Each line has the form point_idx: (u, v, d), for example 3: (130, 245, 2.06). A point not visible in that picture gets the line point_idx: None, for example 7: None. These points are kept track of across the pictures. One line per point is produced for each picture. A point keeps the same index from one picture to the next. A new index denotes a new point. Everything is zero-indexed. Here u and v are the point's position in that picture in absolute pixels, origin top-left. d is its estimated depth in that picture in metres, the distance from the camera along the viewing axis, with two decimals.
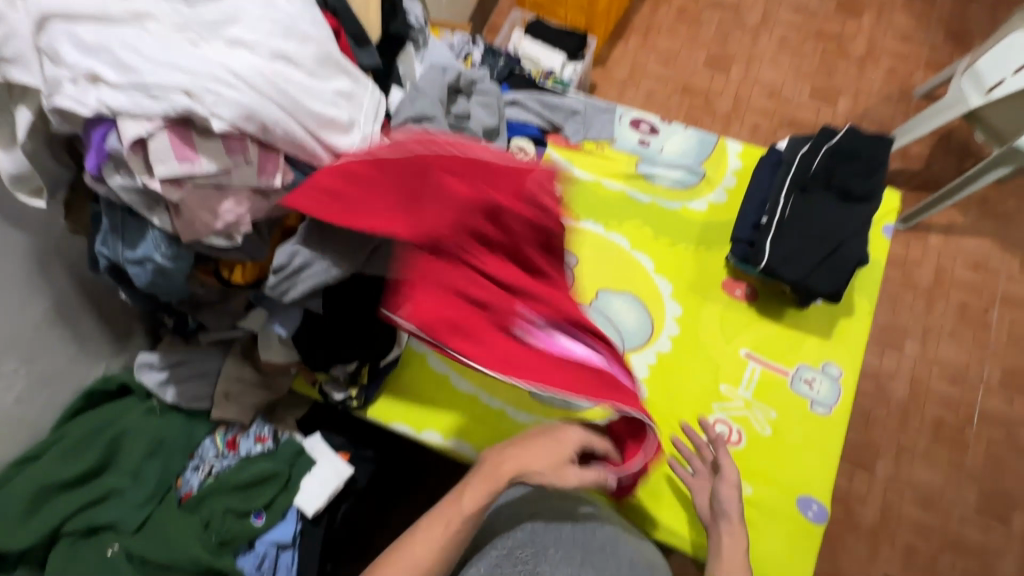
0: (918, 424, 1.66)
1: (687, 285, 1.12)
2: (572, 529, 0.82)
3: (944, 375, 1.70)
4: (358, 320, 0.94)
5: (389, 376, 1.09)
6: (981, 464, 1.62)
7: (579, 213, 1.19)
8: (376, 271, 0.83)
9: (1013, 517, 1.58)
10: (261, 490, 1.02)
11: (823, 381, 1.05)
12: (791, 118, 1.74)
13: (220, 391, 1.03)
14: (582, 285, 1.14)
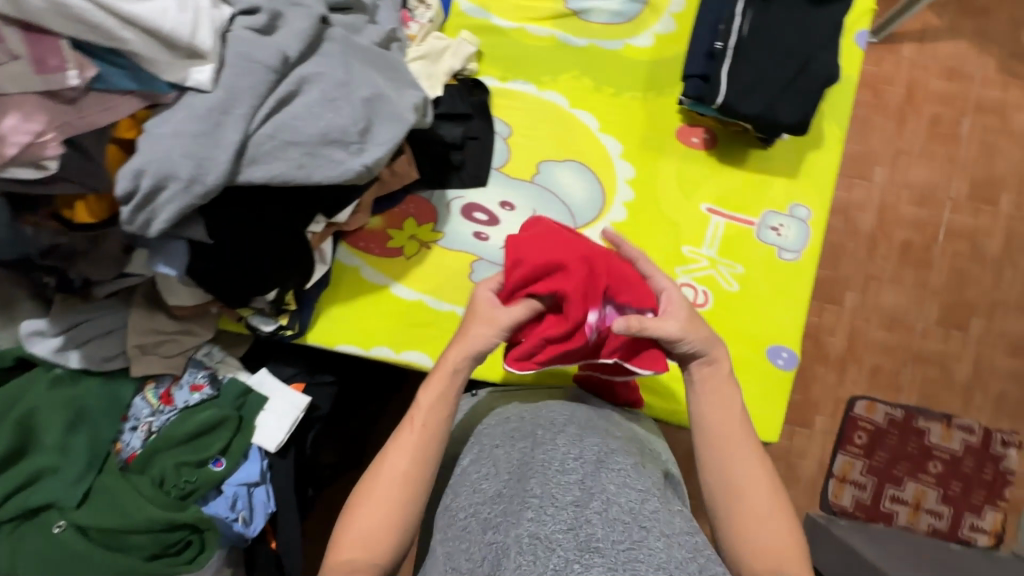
0: (886, 250, 1.64)
1: (638, 141, 0.98)
2: (539, 434, 0.73)
3: (912, 197, 1.65)
4: (261, 243, 0.79)
5: (322, 297, 0.98)
6: (945, 279, 1.64)
7: (505, 72, 1.00)
8: (254, 180, 0.67)
9: (971, 324, 1.63)
10: (213, 437, 0.95)
11: (792, 225, 0.96)
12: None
13: (133, 347, 0.92)
14: (520, 160, 0.99)
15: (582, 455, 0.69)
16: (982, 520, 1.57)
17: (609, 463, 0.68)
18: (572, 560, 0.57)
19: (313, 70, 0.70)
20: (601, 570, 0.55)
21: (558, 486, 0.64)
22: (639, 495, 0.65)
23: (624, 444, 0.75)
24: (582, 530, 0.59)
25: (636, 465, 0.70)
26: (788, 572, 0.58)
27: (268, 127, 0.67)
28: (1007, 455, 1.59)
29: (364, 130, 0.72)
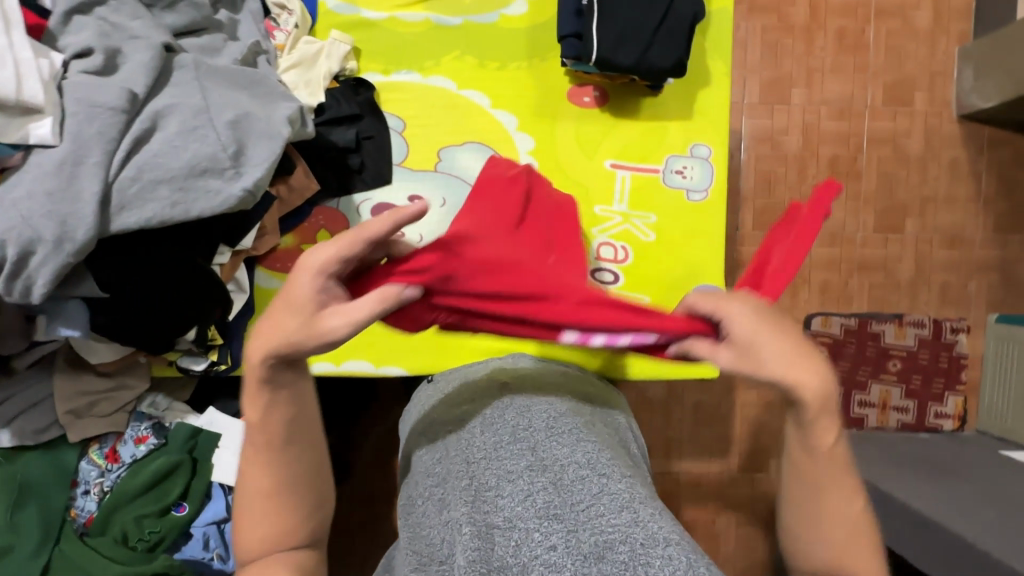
0: (815, 170, 1.68)
1: (532, 111, 0.98)
2: (485, 412, 0.72)
3: (832, 113, 1.68)
4: (164, 285, 0.78)
5: (250, 325, 0.96)
6: (875, 186, 1.69)
7: (387, 66, 0.98)
8: (129, 227, 0.66)
9: (906, 224, 1.69)
10: (169, 485, 0.94)
11: (695, 166, 0.98)
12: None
13: (66, 414, 0.90)
14: (419, 151, 0.98)
15: (529, 423, 0.67)
16: (944, 405, 1.66)
17: (559, 425, 0.67)
18: (532, 529, 0.56)
19: (166, 101, 0.68)
20: (562, 534, 0.55)
21: (511, 463, 0.63)
22: (593, 449, 0.63)
23: (573, 403, 0.74)
24: (541, 497, 0.59)
25: (584, 423, 0.69)
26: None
27: (130, 169, 0.65)
28: (958, 341, 1.67)
29: (237, 154, 0.70)
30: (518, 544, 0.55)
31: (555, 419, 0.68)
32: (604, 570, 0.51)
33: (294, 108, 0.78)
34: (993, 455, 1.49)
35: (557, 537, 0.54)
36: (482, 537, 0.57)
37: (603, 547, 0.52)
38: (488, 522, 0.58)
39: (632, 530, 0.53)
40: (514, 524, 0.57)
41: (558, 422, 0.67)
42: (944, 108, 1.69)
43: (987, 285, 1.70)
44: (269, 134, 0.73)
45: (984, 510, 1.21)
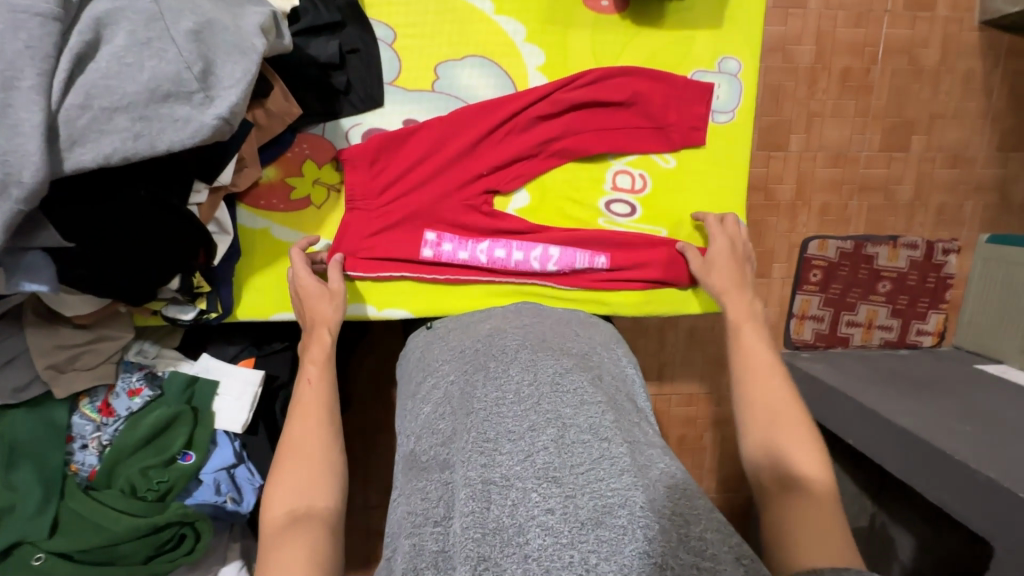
0: (826, 84, 1.58)
1: (542, 17, 0.85)
2: (491, 367, 0.69)
3: (848, 19, 1.55)
4: (139, 227, 0.69)
5: (238, 269, 0.88)
6: (885, 101, 1.60)
7: None
8: (87, 166, 0.55)
9: (912, 142, 1.63)
10: (170, 436, 0.90)
11: (722, 84, 0.88)
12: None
13: (47, 369, 0.83)
14: (414, 67, 0.86)
15: (535, 379, 0.66)
16: (925, 323, 1.70)
17: (563, 387, 0.65)
18: (530, 489, 0.55)
19: (108, 5, 0.55)
20: (560, 498, 0.54)
21: (511, 421, 0.61)
22: (597, 412, 0.62)
23: (580, 360, 0.73)
24: (541, 457, 0.57)
25: (591, 381, 0.68)
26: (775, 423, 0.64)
27: (76, 96, 0.54)
28: (948, 262, 1.68)
29: (205, 74, 0.59)
30: (514, 505, 0.54)
31: (561, 375, 0.67)
32: (601, 535, 0.51)
33: (267, 14, 0.66)
34: (969, 370, 1.55)
35: (556, 500, 0.54)
36: (479, 498, 0.55)
37: (602, 513, 0.52)
38: (485, 480, 0.56)
39: (631, 495, 0.53)
40: (511, 482, 0.56)
41: (564, 379, 0.66)
42: (966, 13, 1.57)
43: (982, 205, 1.68)
44: (240, 50, 0.61)
45: (963, 424, 1.27)
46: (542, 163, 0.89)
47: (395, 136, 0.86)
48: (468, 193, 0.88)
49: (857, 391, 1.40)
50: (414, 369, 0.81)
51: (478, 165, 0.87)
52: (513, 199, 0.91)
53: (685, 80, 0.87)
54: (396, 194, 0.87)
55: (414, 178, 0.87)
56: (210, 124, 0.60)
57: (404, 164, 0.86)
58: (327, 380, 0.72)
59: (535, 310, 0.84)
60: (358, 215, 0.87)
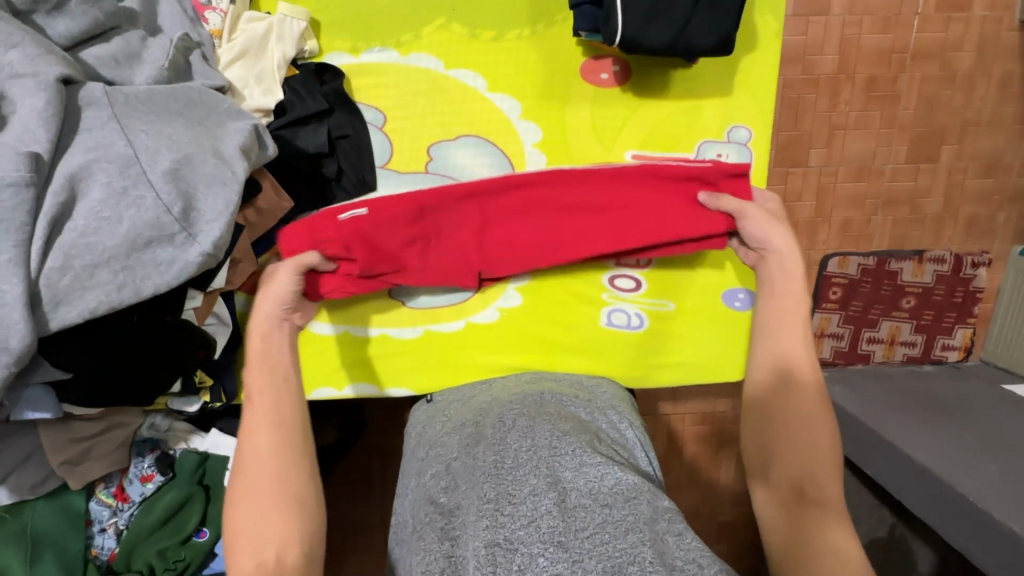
0: (850, 94, 1.49)
1: (538, 92, 0.80)
2: (488, 434, 0.70)
3: (876, 23, 1.44)
4: (136, 348, 0.69)
5: (238, 356, 0.88)
6: (914, 110, 1.50)
7: (356, 42, 0.78)
8: (73, 323, 0.54)
9: (941, 153, 1.54)
10: (185, 514, 0.92)
11: (732, 153, 0.83)
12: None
13: (62, 465, 0.85)
14: (405, 149, 0.82)
15: (533, 442, 0.66)
16: (952, 337, 1.61)
17: (562, 446, 0.65)
18: (536, 554, 0.54)
19: (80, 159, 0.53)
20: (567, 564, 0.53)
21: (511, 487, 0.61)
22: (597, 469, 0.62)
23: (577, 422, 0.73)
24: (545, 522, 0.57)
25: (589, 441, 0.68)
26: (799, 451, 0.62)
27: (55, 257, 0.52)
28: (977, 275, 1.58)
29: (186, 212, 0.58)
30: (522, 569, 0.54)
31: (558, 436, 0.67)
32: None
33: (248, 129, 0.64)
34: (995, 392, 1.48)
35: (563, 565, 0.53)
36: (486, 565, 0.54)
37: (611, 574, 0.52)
38: (491, 545, 0.56)
39: (639, 552, 0.53)
40: (516, 547, 0.55)
41: (561, 441, 0.66)
42: (1005, 12, 1.45)
43: (1017, 215, 1.58)
44: (220, 179, 0.59)
45: (986, 463, 1.21)
46: (551, 258, 0.82)
47: (380, 206, 0.77)
48: (454, 262, 0.82)
49: (878, 421, 1.36)
50: (414, 448, 0.81)
51: (479, 261, 0.82)
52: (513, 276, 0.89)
53: (719, 172, 0.78)
54: (374, 263, 0.78)
55: (391, 249, 0.78)
56: (193, 262, 0.58)
57: (379, 235, 0.77)
58: (274, 385, 0.63)
59: (531, 380, 0.85)
60: (336, 279, 0.77)
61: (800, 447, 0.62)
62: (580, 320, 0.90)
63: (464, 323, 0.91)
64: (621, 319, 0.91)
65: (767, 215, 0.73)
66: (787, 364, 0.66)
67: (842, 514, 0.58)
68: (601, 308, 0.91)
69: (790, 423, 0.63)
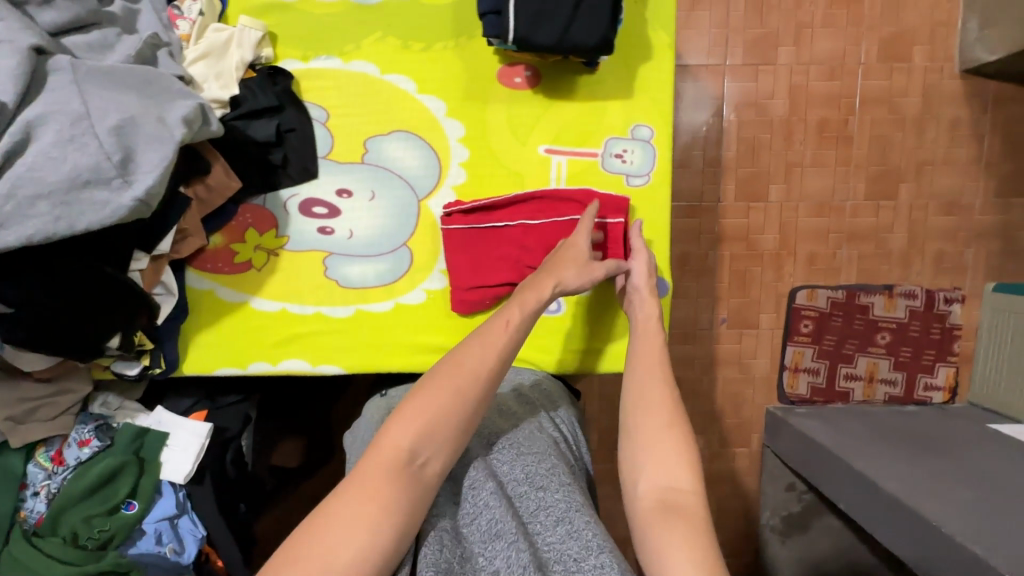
0: (804, 133, 1.53)
1: (461, 94, 0.92)
2: None
3: (822, 72, 1.51)
4: (80, 292, 0.77)
5: (183, 328, 0.95)
6: (867, 149, 1.54)
7: (305, 52, 0.92)
8: (10, 245, 0.63)
9: (900, 191, 1.55)
10: (116, 485, 0.96)
11: (636, 150, 0.91)
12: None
13: (4, 421, 0.90)
14: (344, 144, 0.93)
15: (473, 443, 0.71)
16: (934, 377, 1.57)
17: (500, 443, 0.70)
18: (478, 552, 0.59)
19: (40, 110, 0.65)
20: (504, 551, 0.57)
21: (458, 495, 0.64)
22: (534, 462, 0.67)
23: (519, 418, 0.77)
24: (485, 517, 0.61)
25: (530, 436, 0.73)
26: (668, 474, 0.65)
27: (4, 186, 0.62)
28: (952, 311, 1.56)
29: (125, 162, 0.68)
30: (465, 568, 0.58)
31: (498, 436, 0.72)
32: None
33: (194, 106, 0.75)
34: (982, 430, 1.37)
35: (500, 555, 0.57)
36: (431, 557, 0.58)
37: (540, 561, 0.56)
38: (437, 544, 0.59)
39: (566, 544, 0.58)
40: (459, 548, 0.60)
41: (500, 440, 0.71)
42: (945, 63, 1.51)
43: (986, 252, 1.56)
44: (160, 140, 0.70)
45: (960, 490, 1.10)
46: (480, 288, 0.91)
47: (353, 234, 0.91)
48: None
49: (848, 451, 1.25)
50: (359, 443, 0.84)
51: None
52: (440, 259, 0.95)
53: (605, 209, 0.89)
54: None
55: None
56: (125, 205, 0.67)
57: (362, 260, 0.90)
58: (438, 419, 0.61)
59: None
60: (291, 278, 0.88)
61: (662, 463, 0.65)
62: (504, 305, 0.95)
63: (393, 304, 0.95)
64: None
65: (637, 269, 0.84)
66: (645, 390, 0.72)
67: (704, 520, 0.60)
68: None
69: (656, 437, 0.68)
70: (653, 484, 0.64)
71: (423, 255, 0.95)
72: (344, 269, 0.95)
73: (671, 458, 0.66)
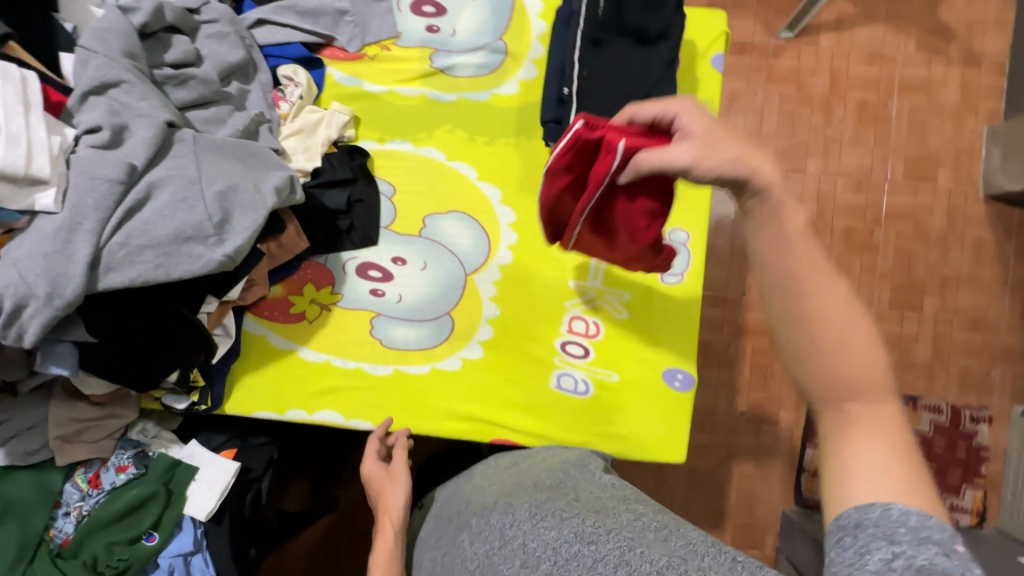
0: (829, 240, 1.58)
1: (516, 185, 1.02)
2: (473, 522, 0.73)
3: (848, 184, 1.58)
4: (147, 321, 0.83)
5: (233, 369, 1.02)
6: (891, 261, 1.58)
7: (383, 135, 1.03)
8: (114, 286, 0.71)
9: (924, 304, 1.57)
10: (142, 514, 0.99)
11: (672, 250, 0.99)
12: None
13: (55, 439, 0.96)
14: (406, 217, 1.03)
15: (514, 516, 0.69)
16: (960, 498, 1.51)
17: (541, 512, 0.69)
18: None
19: (162, 174, 0.75)
20: None
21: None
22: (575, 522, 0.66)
23: (553, 487, 0.76)
24: None
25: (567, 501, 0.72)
26: (865, 378, 0.47)
27: (121, 235, 0.72)
28: (978, 431, 1.54)
29: (222, 222, 0.77)
30: None
31: (537, 505, 0.70)
32: None
33: (286, 177, 0.84)
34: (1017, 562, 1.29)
35: None
36: None
37: None
38: None
39: None
40: None
41: (539, 508, 0.69)
42: (970, 186, 1.59)
43: (1013, 372, 1.56)
44: (254, 205, 0.79)
45: None
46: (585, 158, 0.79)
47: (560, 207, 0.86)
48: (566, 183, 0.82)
49: None
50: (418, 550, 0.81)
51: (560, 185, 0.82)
52: (478, 331, 1.01)
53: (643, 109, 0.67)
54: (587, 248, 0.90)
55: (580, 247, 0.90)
56: (214, 259, 0.76)
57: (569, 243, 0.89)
58: None
59: (512, 460, 0.89)
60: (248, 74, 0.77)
61: (845, 354, 0.47)
62: (534, 380, 0.99)
63: (430, 368, 1.01)
64: (568, 384, 0.99)
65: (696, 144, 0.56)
66: (819, 297, 0.47)
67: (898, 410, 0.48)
68: (552, 370, 1.00)
69: (851, 341, 0.47)
70: (852, 385, 0.47)
71: (463, 325, 1.01)
72: (389, 330, 1.02)
73: (865, 359, 0.47)
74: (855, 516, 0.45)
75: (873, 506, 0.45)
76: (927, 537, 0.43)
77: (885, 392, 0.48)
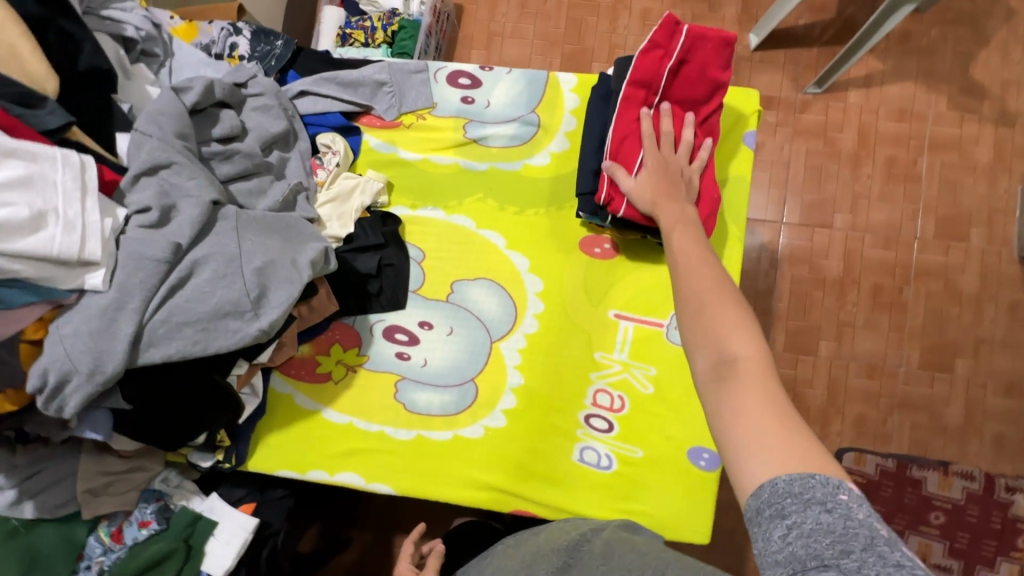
0: (855, 298, 1.49)
1: (544, 254, 1.02)
2: None
3: (875, 241, 1.51)
4: (177, 388, 0.85)
5: (257, 427, 1.03)
6: (922, 319, 1.48)
7: (416, 202, 1.06)
8: (153, 361, 0.73)
9: (956, 365, 1.45)
10: (160, 570, 1.00)
11: None
12: (644, 8, 1.56)
13: (83, 492, 0.97)
14: (434, 281, 1.04)
15: None
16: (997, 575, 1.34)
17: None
18: None
19: (205, 251, 0.77)
20: None
21: None
22: None
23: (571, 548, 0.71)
24: None
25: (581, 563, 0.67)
26: (727, 343, 0.54)
27: (162, 312, 0.74)
28: (1015, 501, 1.38)
29: (259, 298, 0.79)
30: None
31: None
32: None
33: (320, 248, 0.86)
34: None
35: None
36: None
37: None
38: None
39: None
40: None
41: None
42: (1004, 247, 1.49)
43: None
44: (290, 279, 0.81)
45: None
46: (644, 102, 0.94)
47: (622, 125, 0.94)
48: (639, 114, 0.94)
49: None
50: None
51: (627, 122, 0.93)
52: (501, 399, 1.00)
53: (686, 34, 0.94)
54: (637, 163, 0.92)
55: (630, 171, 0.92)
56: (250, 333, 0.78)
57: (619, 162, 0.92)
58: None
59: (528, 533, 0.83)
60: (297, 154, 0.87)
61: (703, 311, 0.57)
62: (556, 452, 0.98)
63: (452, 435, 1.00)
64: (591, 458, 0.98)
65: None
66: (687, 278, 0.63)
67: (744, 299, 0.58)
68: (575, 442, 0.98)
69: (717, 323, 0.56)
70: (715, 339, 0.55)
71: (487, 392, 1.01)
72: (413, 395, 1.02)
73: (733, 320, 0.56)
74: (753, 505, 0.47)
75: (761, 488, 0.47)
76: (811, 499, 0.45)
77: (760, 363, 0.53)
